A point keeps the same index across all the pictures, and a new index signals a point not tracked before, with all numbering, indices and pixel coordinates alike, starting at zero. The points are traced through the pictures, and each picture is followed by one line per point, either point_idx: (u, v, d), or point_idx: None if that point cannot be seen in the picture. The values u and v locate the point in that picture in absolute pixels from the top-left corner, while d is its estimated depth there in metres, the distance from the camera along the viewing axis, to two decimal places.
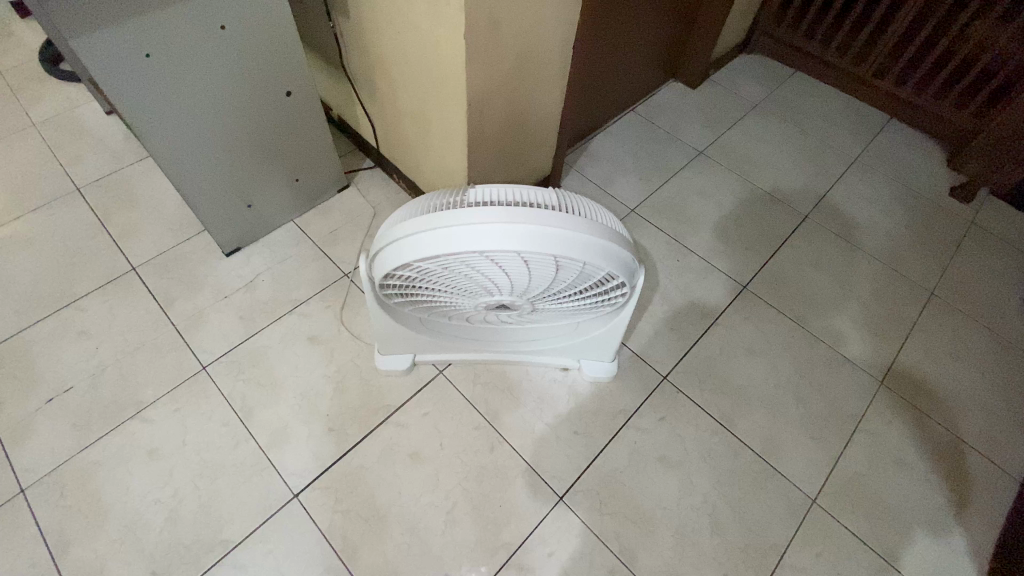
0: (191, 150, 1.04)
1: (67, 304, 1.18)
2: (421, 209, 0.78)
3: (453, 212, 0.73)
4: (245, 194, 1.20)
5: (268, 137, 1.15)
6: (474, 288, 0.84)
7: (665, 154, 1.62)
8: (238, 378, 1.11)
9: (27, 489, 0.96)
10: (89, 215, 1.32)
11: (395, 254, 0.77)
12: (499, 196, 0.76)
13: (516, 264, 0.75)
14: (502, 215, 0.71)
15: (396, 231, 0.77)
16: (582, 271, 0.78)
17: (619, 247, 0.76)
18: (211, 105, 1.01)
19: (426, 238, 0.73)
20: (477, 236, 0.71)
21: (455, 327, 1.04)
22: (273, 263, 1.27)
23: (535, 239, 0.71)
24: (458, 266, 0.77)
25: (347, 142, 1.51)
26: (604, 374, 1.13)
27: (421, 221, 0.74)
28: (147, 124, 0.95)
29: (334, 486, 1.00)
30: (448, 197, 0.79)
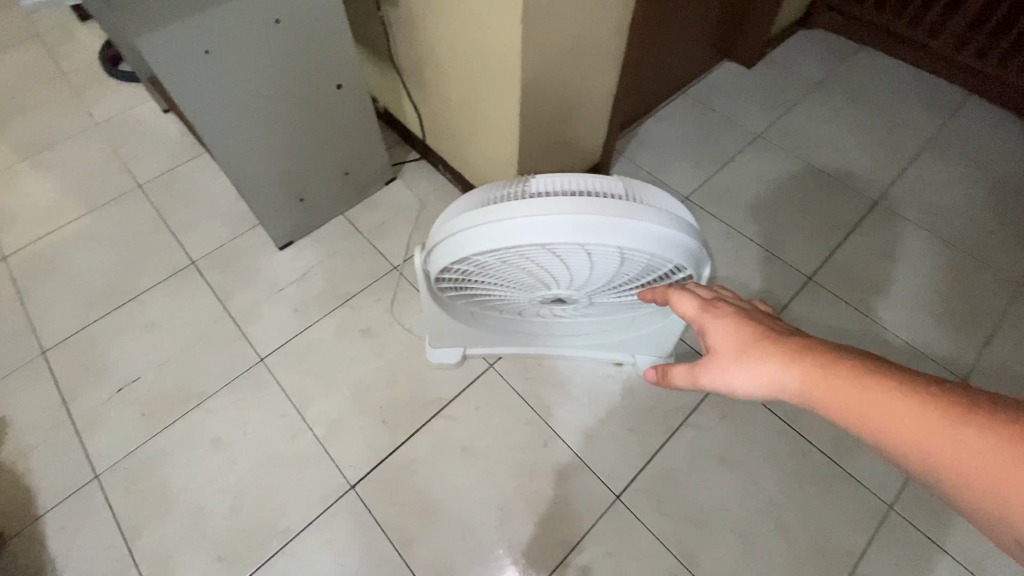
0: (247, 144, 1.05)
1: (132, 297, 1.23)
2: (479, 201, 0.76)
3: (514, 203, 0.70)
4: (298, 188, 1.22)
5: (320, 130, 1.16)
6: (531, 282, 0.81)
7: (720, 139, 1.54)
8: (294, 370, 1.13)
9: (102, 475, 1.01)
10: (150, 211, 1.37)
11: (453, 247, 0.75)
12: (560, 185, 0.72)
13: (580, 257, 0.72)
14: (565, 205, 0.68)
15: (454, 224, 0.75)
16: (648, 263, 0.74)
17: (688, 236, 0.72)
18: (267, 99, 1.01)
19: (486, 231, 0.71)
20: (540, 227, 0.68)
21: (508, 322, 1.01)
22: (324, 256, 1.29)
23: (600, 231, 0.68)
24: (518, 260, 0.74)
25: (393, 135, 1.51)
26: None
27: (480, 214, 0.72)
28: (207, 119, 0.96)
29: (388, 478, 1.01)
30: (507, 187, 0.76)
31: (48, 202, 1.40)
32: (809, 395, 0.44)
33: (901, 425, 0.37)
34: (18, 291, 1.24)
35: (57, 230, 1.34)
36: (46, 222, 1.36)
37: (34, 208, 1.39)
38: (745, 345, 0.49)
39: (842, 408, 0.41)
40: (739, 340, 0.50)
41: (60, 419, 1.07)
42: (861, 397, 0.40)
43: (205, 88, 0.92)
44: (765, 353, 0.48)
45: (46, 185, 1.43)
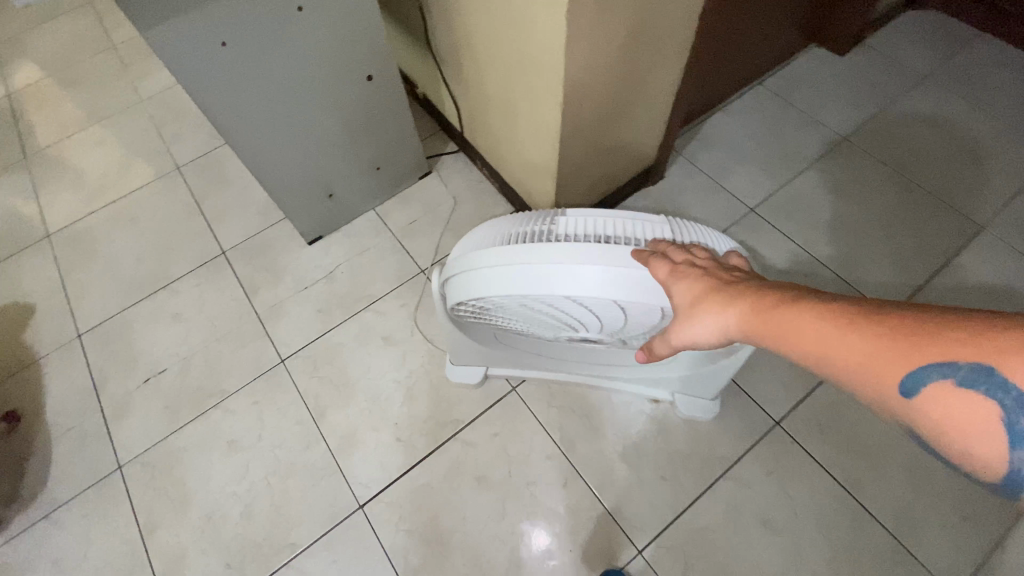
0: (272, 142, 0.99)
1: (164, 285, 1.23)
2: (502, 235, 0.67)
3: (541, 247, 0.60)
4: (326, 184, 1.16)
5: (349, 123, 1.08)
6: (557, 325, 0.72)
7: (797, 141, 1.35)
8: (313, 375, 1.09)
9: (124, 467, 1.02)
10: (186, 196, 1.36)
11: (470, 286, 0.66)
12: (598, 227, 0.62)
13: (614, 313, 0.62)
14: (602, 255, 0.58)
15: (472, 260, 0.66)
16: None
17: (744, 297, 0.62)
18: (292, 94, 0.95)
19: (507, 276, 0.62)
20: (570, 279, 0.59)
21: (532, 350, 0.93)
22: (352, 254, 1.23)
23: (640, 290, 0.58)
24: (543, 307, 0.65)
25: (431, 123, 1.42)
26: (702, 413, 0.98)
27: (503, 255, 0.63)
28: (231, 120, 0.90)
29: (398, 501, 0.97)
30: (536, 222, 0.66)
31: (95, 182, 1.43)
32: (755, 334, 0.48)
33: (811, 339, 0.42)
34: (61, 271, 1.27)
35: (101, 211, 1.37)
36: (91, 202, 1.39)
37: (82, 188, 1.42)
38: (704, 296, 0.53)
39: (777, 341, 0.45)
40: (696, 291, 0.54)
41: (90, 405, 1.09)
42: (790, 327, 0.44)
43: (225, 85, 0.85)
44: (719, 302, 0.51)
45: (94, 163, 1.46)
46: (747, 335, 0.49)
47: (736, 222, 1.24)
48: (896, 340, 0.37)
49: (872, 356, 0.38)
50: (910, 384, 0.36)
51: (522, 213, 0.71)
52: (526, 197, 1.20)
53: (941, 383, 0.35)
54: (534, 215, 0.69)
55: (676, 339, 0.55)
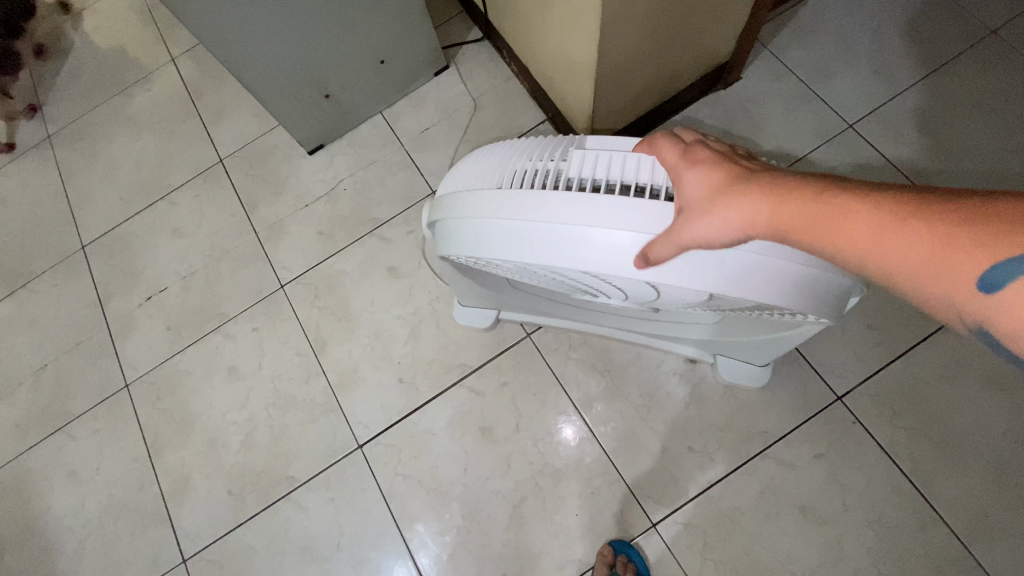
0: (252, 36, 0.80)
1: (162, 195, 1.14)
2: (495, 172, 0.51)
3: (540, 196, 0.45)
4: (322, 84, 0.98)
5: (344, 7, 0.87)
6: (569, 289, 0.58)
7: (927, 35, 1.02)
8: (313, 305, 1.01)
9: (131, 386, 1.01)
10: (183, 93, 1.22)
11: (452, 240, 0.53)
12: (626, 168, 0.45)
13: (637, 287, 0.48)
14: (624, 216, 0.43)
15: (455, 207, 0.51)
16: (750, 305, 0.49)
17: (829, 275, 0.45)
18: None
19: (496, 232, 0.48)
20: (577, 246, 0.45)
21: (548, 299, 0.80)
22: (357, 168, 1.08)
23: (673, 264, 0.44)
24: (545, 272, 0.52)
25: (452, 3, 1.16)
26: (750, 380, 0.83)
27: (490, 203, 0.48)
28: (194, 11, 0.71)
29: (397, 446, 0.91)
30: (542, 155, 0.49)
31: (90, 75, 1.30)
32: (777, 226, 0.36)
33: (862, 231, 0.32)
34: (63, 174, 1.21)
35: (98, 109, 1.26)
36: (89, 99, 1.28)
37: (79, 82, 1.30)
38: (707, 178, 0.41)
39: (814, 235, 0.34)
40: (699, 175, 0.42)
41: (97, 320, 1.07)
42: (833, 216, 0.33)
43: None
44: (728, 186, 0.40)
45: (89, 52, 1.33)
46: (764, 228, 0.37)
47: (826, 142, 0.98)
48: (978, 224, 0.28)
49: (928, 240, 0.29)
50: (992, 270, 0.26)
51: (528, 137, 0.53)
52: (559, 104, 0.98)
53: None
54: (544, 143, 0.52)
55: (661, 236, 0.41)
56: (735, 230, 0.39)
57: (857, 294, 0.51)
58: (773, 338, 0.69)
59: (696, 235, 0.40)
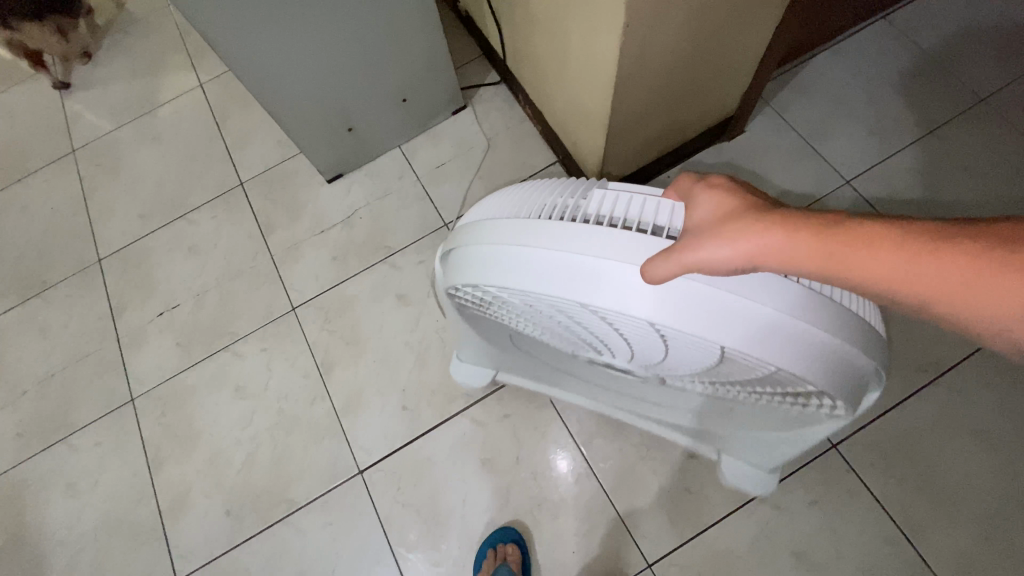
0: (283, 69, 0.86)
1: (182, 214, 1.17)
2: (519, 206, 0.53)
3: (555, 225, 0.46)
4: (345, 117, 1.03)
5: (371, 48, 0.92)
6: (577, 335, 0.57)
7: (919, 101, 1.08)
8: (323, 327, 1.03)
9: (136, 400, 1.02)
10: (208, 116, 1.27)
11: (465, 266, 0.54)
12: (643, 209, 0.46)
13: (642, 330, 0.47)
14: (634, 250, 0.43)
15: (473, 234, 0.53)
16: (760, 370, 0.46)
17: (849, 347, 0.43)
18: (302, 14, 0.79)
19: (507, 257, 0.49)
20: (584, 277, 0.45)
21: (550, 361, 0.80)
22: (374, 197, 1.12)
23: (680, 306, 0.43)
24: (551, 307, 0.52)
25: (472, 46, 1.23)
26: (755, 488, 0.82)
27: (506, 231, 0.49)
28: (232, 43, 0.76)
29: (398, 473, 0.91)
30: (564, 194, 0.51)
31: (120, 95, 1.35)
32: (792, 255, 0.37)
33: (894, 262, 0.34)
34: (86, 188, 1.24)
35: (125, 127, 1.31)
36: (116, 117, 1.32)
37: (108, 101, 1.35)
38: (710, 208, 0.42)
39: (843, 266, 0.36)
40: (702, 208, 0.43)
41: (108, 333, 1.08)
42: (862, 248, 0.35)
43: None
44: (734, 216, 0.41)
45: (120, 73, 1.39)
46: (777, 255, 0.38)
47: (823, 196, 1.03)
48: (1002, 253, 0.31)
49: (949, 263, 0.32)
50: None
51: (554, 179, 0.56)
52: (571, 148, 1.03)
53: None
54: (566, 185, 0.54)
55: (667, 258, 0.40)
56: (746, 256, 0.39)
57: (877, 387, 0.50)
58: (776, 440, 0.68)
59: (707, 259, 0.39)
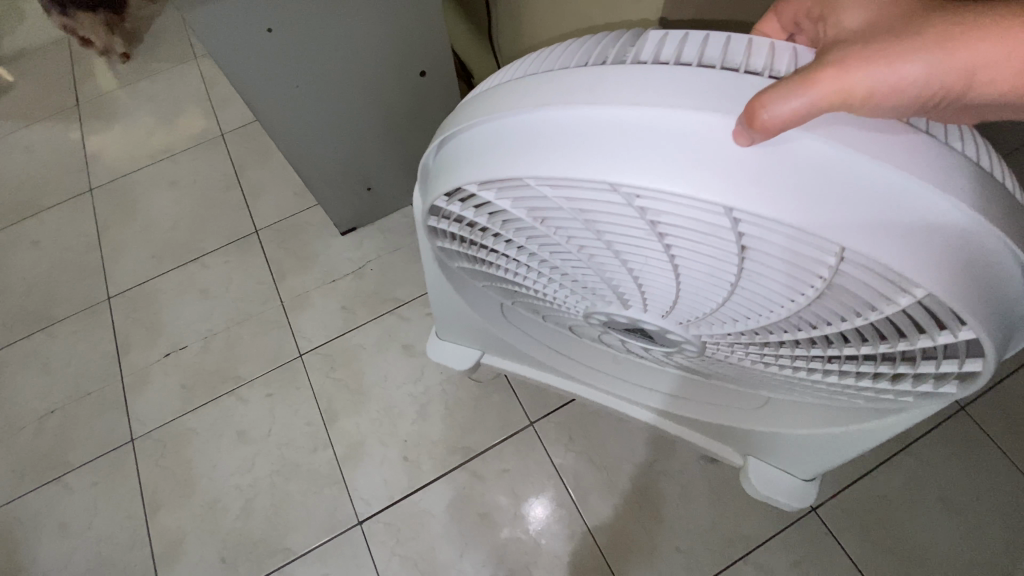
0: (314, 133, 0.94)
1: (194, 257, 1.21)
2: (538, 66, 0.42)
3: (596, 77, 0.37)
4: (366, 178, 1.10)
5: (396, 119, 1.02)
6: (605, 279, 0.49)
7: None
8: (329, 376, 1.06)
9: (135, 441, 1.03)
10: (227, 165, 1.33)
11: (459, 157, 0.44)
12: (721, 51, 0.36)
13: (715, 244, 0.37)
14: (705, 91, 0.33)
15: (471, 113, 0.43)
16: (869, 296, 0.37)
17: (992, 234, 0.33)
18: (337, 86, 0.88)
19: (528, 134, 0.39)
20: (623, 145, 0.35)
21: (543, 330, 0.82)
22: (384, 251, 1.18)
23: (782, 183, 0.32)
24: (579, 230, 0.42)
25: None
26: (793, 503, 0.85)
27: (530, 92, 0.39)
28: (272, 108, 0.86)
29: (396, 524, 0.93)
30: (612, 45, 0.41)
31: (140, 139, 1.41)
32: (961, 65, 0.30)
33: None
34: (99, 227, 1.27)
35: (142, 170, 1.36)
36: (135, 159, 1.38)
37: (128, 143, 1.41)
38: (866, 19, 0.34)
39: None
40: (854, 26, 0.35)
41: (111, 371, 1.10)
42: None
43: (269, 69, 0.79)
44: (907, 20, 0.32)
45: (141, 118, 1.45)
46: (969, 64, 0.29)
47: None
48: None
49: None
50: None
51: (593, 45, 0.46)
52: None
53: None
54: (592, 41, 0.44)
55: (809, 88, 0.31)
56: (931, 72, 0.30)
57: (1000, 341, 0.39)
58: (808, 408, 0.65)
59: (870, 86, 0.30)
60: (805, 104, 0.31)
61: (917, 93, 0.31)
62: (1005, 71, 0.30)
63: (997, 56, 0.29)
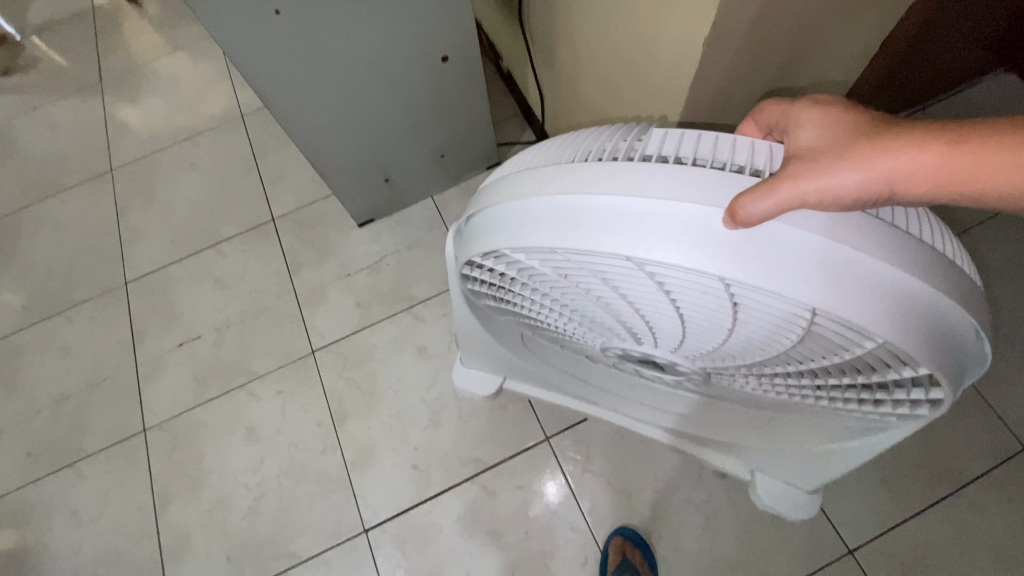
0: (329, 121, 0.88)
1: (211, 244, 1.18)
2: (559, 152, 0.48)
3: (609, 169, 0.41)
4: (383, 168, 1.04)
5: (416, 106, 0.95)
6: (617, 318, 0.54)
7: None
8: (341, 375, 1.03)
9: (148, 431, 1.02)
10: (246, 148, 1.29)
11: (492, 234, 0.49)
12: (718, 151, 0.41)
13: (710, 300, 0.42)
14: (709, 188, 0.38)
15: (501, 194, 0.49)
16: (846, 349, 0.42)
17: (946, 301, 0.38)
18: (352, 73, 0.82)
19: (553, 212, 0.44)
20: (631, 224, 0.40)
21: (556, 365, 0.79)
22: (402, 246, 1.13)
23: (766, 264, 0.37)
24: (587, 277, 0.47)
25: (511, 103, 1.26)
26: (792, 512, 0.83)
27: (549, 180, 0.44)
28: (282, 93, 0.79)
29: (404, 535, 0.90)
30: (618, 139, 0.46)
31: (161, 118, 1.38)
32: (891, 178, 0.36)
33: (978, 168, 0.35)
34: (120, 209, 1.26)
35: (163, 151, 1.33)
36: (156, 140, 1.35)
37: (150, 123, 1.38)
38: (810, 138, 0.41)
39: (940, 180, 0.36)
40: (805, 136, 0.41)
41: (127, 359, 1.09)
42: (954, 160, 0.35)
43: (277, 53, 0.73)
44: (839, 142, 0.39)
45: (164, 97, 1.41)
46: (894, 175, 0.36)
47: None
48: None
49: None
50: None
51: (596, 129, 0.52)
52: None
53: None
54: (613, 131, 0.49)
55: (775, 193, 0.36)
56: (864, 184, 0.37)
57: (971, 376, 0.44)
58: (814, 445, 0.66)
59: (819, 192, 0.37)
60: (773, 204, 0.36)
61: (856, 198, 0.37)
62: (922, 182, 0.36)
63: (910, 170, 0.36)
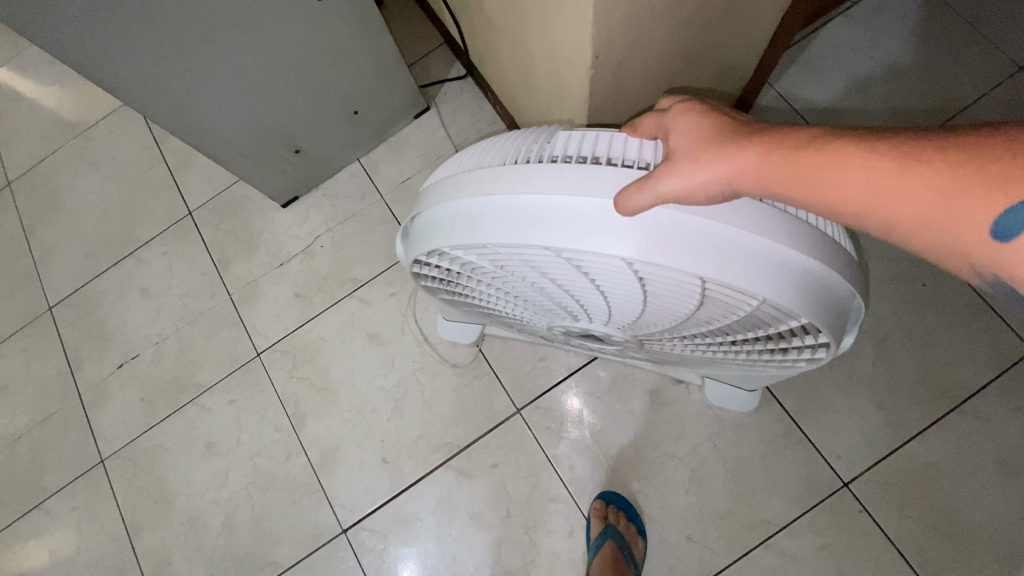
0: (211, 106, 0.73)
1: (130, 251, 1.08)
2: (477, 156, 0.44)
3: (523, 170, 0.38)
4: (290, 139, 0.90)
5: (310, 65, 0.79)
6: (542, 308, 0.51)
7: (951, 69, 0.93)
8: (291, 375, 0.96)
9: (106, 461, 0.97)
10: (148, 137, 1.15)
11: (421, 235, 0.45)
12: (621, 150, 0.38)
13: (623, 280, 0.39)
14: (608, 185, 0.35)
15: (430, 197, 0.44)
16: (745, 314, 0.39)
17: (838, 277, 0.37)
18: (219, 47, 0.66)
19: (471, 212, 0.40)
20: (541, 222, 0.37)
21: None
22: (334, 222, 1.02)
23: (666, 245, 0.35)
24: (512, 267, 0.43)
25: (433, 33, 1.09)
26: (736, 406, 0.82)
27: (462, 186, 0.41)
28: (141, 91, 0.63)
29: (383, 530, 0.87)
30: (526, 140, 0.43)
31: (48, 116, 1.22)
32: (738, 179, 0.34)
33: (821, 178, 0.31)
34: (26, 227, 1.14)
35: (58, 152, 1.18)
36: (48, 141, 1.20)
37: (36, 123, 1.22)
38: (685, 129, 0.37)
39: (786, 185, 0.32)
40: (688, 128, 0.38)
41: (68, 390, 1.02)
42: (800, 167, 0.32)
43: (110, 36, 0.56)
44: (706, 138, 0.36)
45: (47, 89, 1.24)
46: (741, 176, 0.34)
47: None
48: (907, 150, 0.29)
49: (906, 171, 0.29)
50: (932, 196, 0.28)
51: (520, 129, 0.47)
52: None
53: (956, 194, 0.27)
54: (529, 131, 0.46)
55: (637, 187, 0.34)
56: (714, 182, 0.34)
57: (855, 329, 0.45)
58: None
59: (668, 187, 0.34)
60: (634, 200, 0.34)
61: (707, 197, 0.35)
62: (771, 184, 0.33)
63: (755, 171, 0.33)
